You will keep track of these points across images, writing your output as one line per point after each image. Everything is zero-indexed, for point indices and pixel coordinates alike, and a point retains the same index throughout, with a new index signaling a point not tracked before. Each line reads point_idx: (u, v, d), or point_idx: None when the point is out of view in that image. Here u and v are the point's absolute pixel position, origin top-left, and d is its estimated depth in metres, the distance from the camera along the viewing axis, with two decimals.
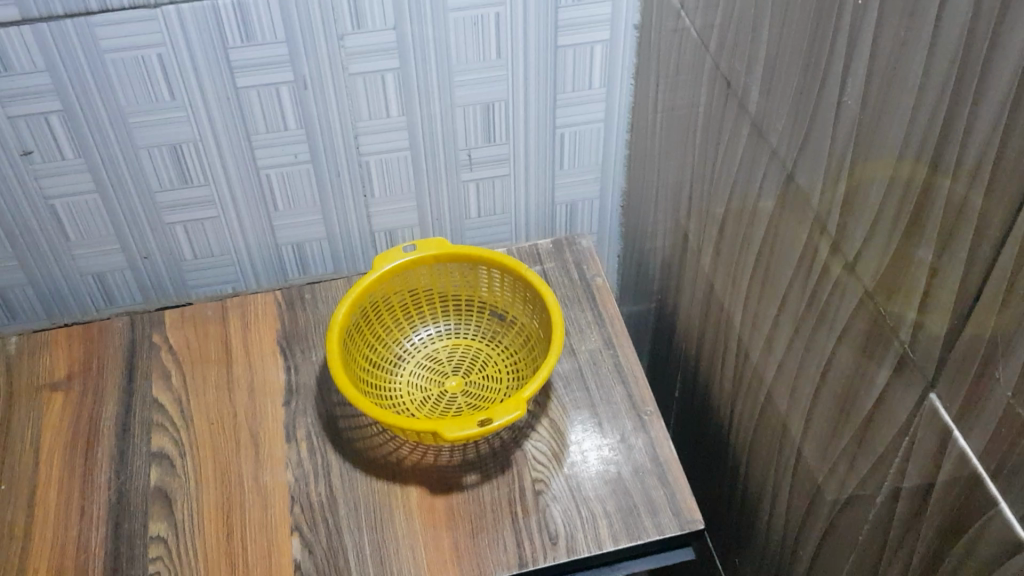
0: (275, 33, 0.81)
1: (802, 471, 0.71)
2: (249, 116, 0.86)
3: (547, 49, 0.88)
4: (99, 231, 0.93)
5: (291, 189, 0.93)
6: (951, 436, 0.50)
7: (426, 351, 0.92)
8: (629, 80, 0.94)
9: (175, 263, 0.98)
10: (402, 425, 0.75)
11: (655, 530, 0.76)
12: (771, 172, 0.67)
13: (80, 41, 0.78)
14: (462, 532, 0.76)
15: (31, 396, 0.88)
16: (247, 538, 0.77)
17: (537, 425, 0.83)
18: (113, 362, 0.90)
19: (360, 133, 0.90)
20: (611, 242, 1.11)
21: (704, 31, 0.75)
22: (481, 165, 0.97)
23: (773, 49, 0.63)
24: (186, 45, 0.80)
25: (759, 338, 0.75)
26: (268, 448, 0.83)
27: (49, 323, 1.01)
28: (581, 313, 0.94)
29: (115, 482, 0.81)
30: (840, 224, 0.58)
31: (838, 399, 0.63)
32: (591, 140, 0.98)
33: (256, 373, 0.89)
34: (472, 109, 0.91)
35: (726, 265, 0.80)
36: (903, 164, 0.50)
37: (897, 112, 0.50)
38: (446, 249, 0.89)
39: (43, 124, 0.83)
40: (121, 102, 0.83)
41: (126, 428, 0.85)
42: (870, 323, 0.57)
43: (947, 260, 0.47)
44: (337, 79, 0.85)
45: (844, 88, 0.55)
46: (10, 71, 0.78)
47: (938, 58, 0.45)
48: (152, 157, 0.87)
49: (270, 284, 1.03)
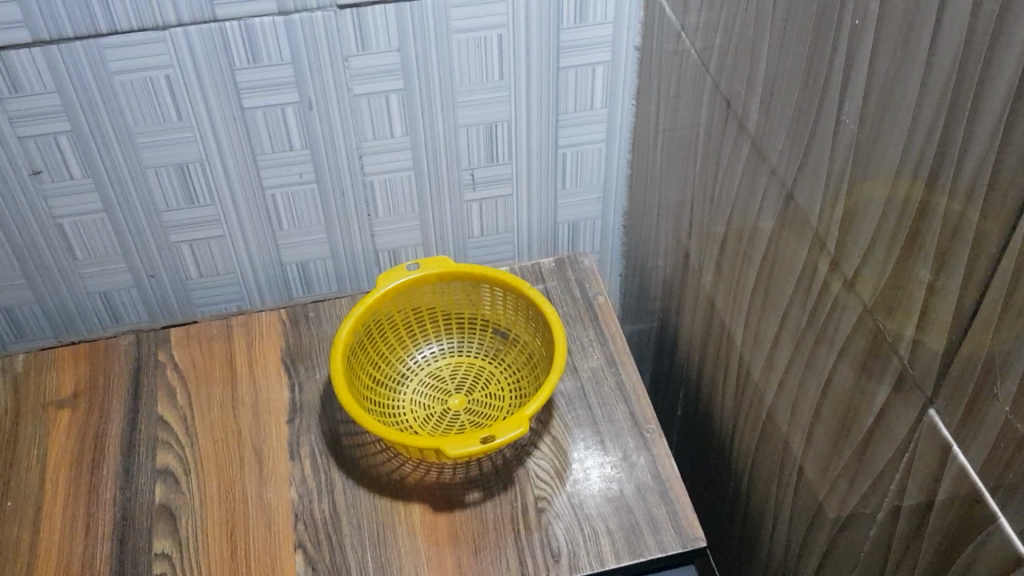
0: (281, 54, 0.82)
1: (803, 489, 0.72)
2: (255, 137, 0.87)
3: (549, 70, 0.89)
4: (106, 250, 0.94)
5: (296, 208, 0.94)
6: (950, 452, 0.50)
7: (430, 369, 0.93)
8: (631, 100, 0.95)
9: (181, 282, 0.98)
10: (405, 442, 0.75)
11: (657, 547, 0.76)
12: (771, 191, 0.68)
13: (90, 63, 0.79)
14: (466, 550, 0.76)
15: (37, 414, 0.88)
16: (251, 556, 0.77)
17: (540, 442, 0.84)
18: (119, 380, 0.91)
19: (365, 153, 0.91)
20: (613, 261, 1.12)
21: (704, 52, 0.76)
22: (485, 184, 0.98)
23: (772, 70, 0.64)
24: (194, 66, 0.81)
25: (760, 357, 0.76)
26: (273, 466, 0.83)
27: (56, 341, 1.01)
28: (583, 331, 0.94)
29: (120, 500, 0.81)
30: (839, 242, 0.59)
31: (839, 417, 0.63)
32: (593, 159, 0.99)
33: (261, 391, 0.90)
34: (476, 129, 0.92)
35: (727, 284, 0.80)
36: (899, 184, 0.51)
37: (894, 132, 0.51)
38: (449, 268, 0.90)
39: (53, 144, 0.84)
40: (129, 123, 0.84)
41: (131, 445, 0.85)
42: (869, 340, 0.57)
43: (944, 278, 0.48)
44: (342, 100, 0.86)
45: (842, 108, 0.56)
46: (21, 92, 0.80)
47: (934, 78, 0.46)
48: (159, 176, 0.89)
49: (274, 303, 1.04)
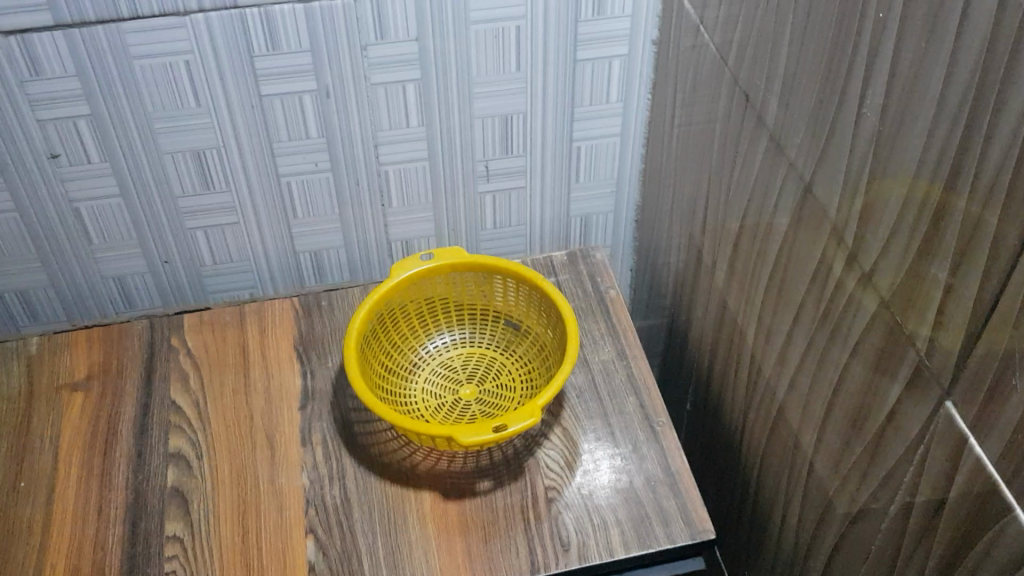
0: (300, 42, 0.82)
1: (813, 485, 0.72)
2: (272, 124, 0.88)
3: (566, 63, 0.90)
4: (121, 234, 0.94)
5: (311, 197, 0.95)
6: (965, 444, 0.50)
7: (442, 358, 0.93)
8: (647, 94, 0.95)
9: (195, 268, 0.99)
10: (417, 430, 0.76)
11: (666, 539, 0.76)
12: (788, 185, 0.68)
13: (111, 48, 0.79)
14: (476, 538, 0.76)
15: (51, 395, 0.89)
16: (262, 540, 0.77)
17: (550, 433, 0.84)
18: (132, 363, 0.91)
19: (380, 143, 0.92)
20: (624, 256, 1.12)
21: (723, 46, 0.76)
22: (499, 177, 0.98)
23: (793, 64, 0.64)
24: (213, 53, 0.81)
25: (772, 353, 0.76)
26: (284, 451, 0.84)
27: (70, 325, 1.02)
28: (594, 324, 0.95)
29: (132, 483, 0.82)
30: (856, 236, 0.59)
31: (852, 412, 0.64)
32: (607, 153, 0.99)
33: (273, 377, 0.90)
34: (491, 121, 0.93)
35: (740, 279, 0.81)
36: (919, 180, 0.51)
37: (915, 127, 0.51)
38: (463, 258, 0.90)
39: (71, 127, 0.84)
40: (148, 108, 0.84)
41: (144, 429, 0.86)
42: (884, 335, 0.58)
43: (963, 272, 0.48)
44: (359, 89, 0.87)
45: (864, 101, 0.56)
46: (42, 76, 0.80)
47: (958, 72, 0.46)
48: (176, 162, 0.89)
49: (287, 291, 1.04)
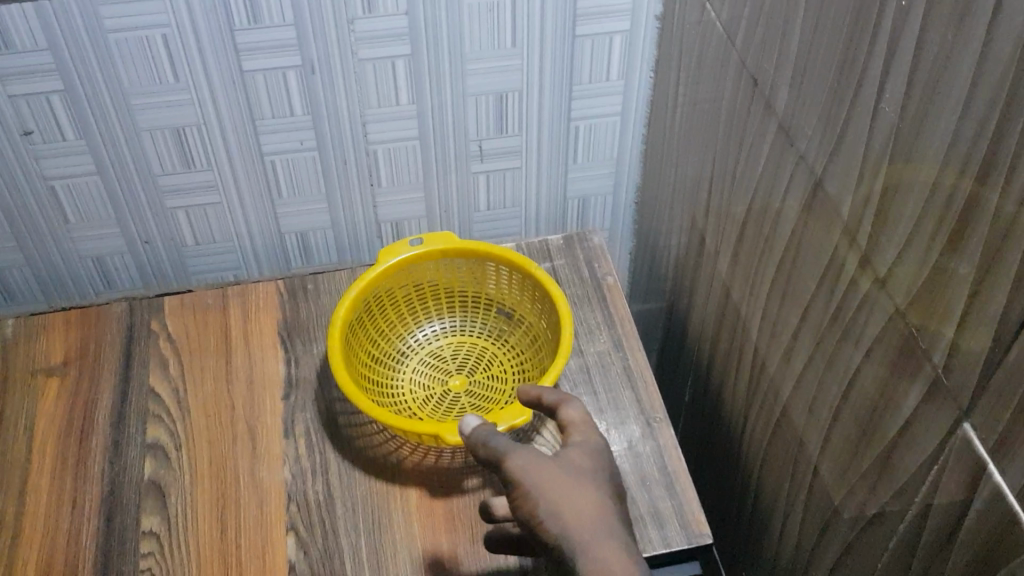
0: (284, 15, 0.78)
1: (817, 490, 0.69)
2: (256, 100, 0.83)
3: (565, 38, 0.85)
4: (99, 214, 0.90)
5: (296, 176, 0.91)
6: (986, 469, 0.47)
7: (431, 348, 0.90)
8: (649, 72, 0.91)
9: (176, 249, 0.95)
10: (403, 427, 0.73)
11: (661, 543, 0.73)
12: (797, 176, 0.64)
13: (83, 21, 0.75)
14: (463, 538, 0.74)
15: (27, 380, 0.86)
16: (241, 536, 0.75)
17: (543, 428, 0.81)
18: (110, 348, 0.88)
19: (369, 122, 0.87)
20: (623, 239, 1.08)
21: (730, 24, 0.71)
22: (493, 157, 0.94)
23: (805, 48, 0.60)
24: (192, 26, 0.77)
25: (777, 351, 0.73)
26: (266, 443, 0.81)
27: (47, 306, 0.98)
28: (591, 313, 0.91)
29: (108, 474, 0.79)
30: (871, 235, 0.55)
31: (861, 419, 0.60)
32: (607, 133, 0.95)
33: (256, 365, 0.87)
34: (486, 99, 0.88)
35: (744, 271, 0.77)
36: (943, 180, 0.47)
37: (939, 124, 0.47)
38: (453, 244, 0.86)
39: (44, 103, 0.80)
40: (124, 84, 0.80)
41: (121, 417, 0.83)
42: (899, 341, 0.54)
43: (990, 284, 0.44)
44: (346, 65, 0.82)
45: (881, 94, 0.52)
46: (12, 49, 0.76)
47: (990, 67, 0.42)
48: (155, 140, 0.85)
49: (272, 273, 1.01)
